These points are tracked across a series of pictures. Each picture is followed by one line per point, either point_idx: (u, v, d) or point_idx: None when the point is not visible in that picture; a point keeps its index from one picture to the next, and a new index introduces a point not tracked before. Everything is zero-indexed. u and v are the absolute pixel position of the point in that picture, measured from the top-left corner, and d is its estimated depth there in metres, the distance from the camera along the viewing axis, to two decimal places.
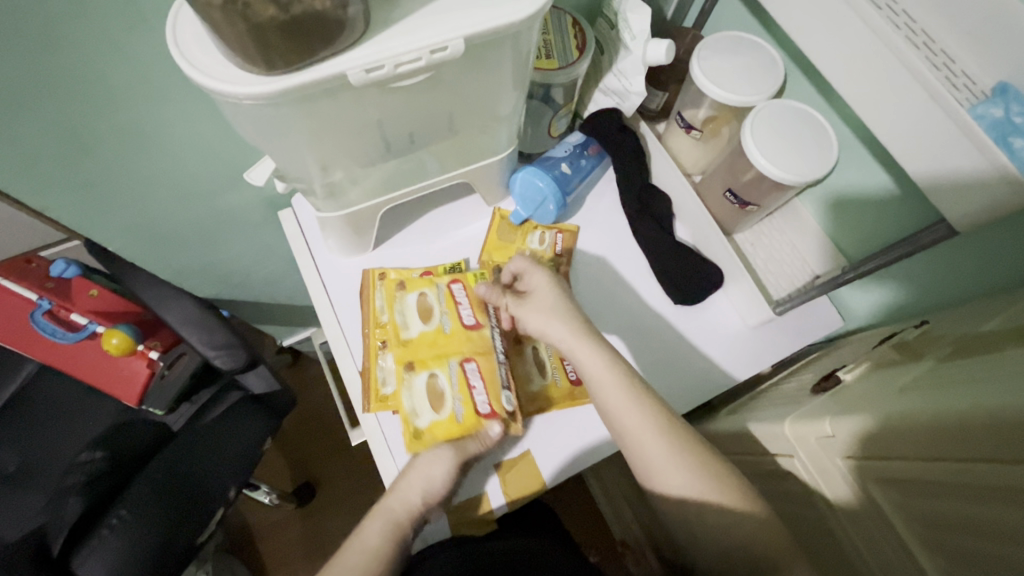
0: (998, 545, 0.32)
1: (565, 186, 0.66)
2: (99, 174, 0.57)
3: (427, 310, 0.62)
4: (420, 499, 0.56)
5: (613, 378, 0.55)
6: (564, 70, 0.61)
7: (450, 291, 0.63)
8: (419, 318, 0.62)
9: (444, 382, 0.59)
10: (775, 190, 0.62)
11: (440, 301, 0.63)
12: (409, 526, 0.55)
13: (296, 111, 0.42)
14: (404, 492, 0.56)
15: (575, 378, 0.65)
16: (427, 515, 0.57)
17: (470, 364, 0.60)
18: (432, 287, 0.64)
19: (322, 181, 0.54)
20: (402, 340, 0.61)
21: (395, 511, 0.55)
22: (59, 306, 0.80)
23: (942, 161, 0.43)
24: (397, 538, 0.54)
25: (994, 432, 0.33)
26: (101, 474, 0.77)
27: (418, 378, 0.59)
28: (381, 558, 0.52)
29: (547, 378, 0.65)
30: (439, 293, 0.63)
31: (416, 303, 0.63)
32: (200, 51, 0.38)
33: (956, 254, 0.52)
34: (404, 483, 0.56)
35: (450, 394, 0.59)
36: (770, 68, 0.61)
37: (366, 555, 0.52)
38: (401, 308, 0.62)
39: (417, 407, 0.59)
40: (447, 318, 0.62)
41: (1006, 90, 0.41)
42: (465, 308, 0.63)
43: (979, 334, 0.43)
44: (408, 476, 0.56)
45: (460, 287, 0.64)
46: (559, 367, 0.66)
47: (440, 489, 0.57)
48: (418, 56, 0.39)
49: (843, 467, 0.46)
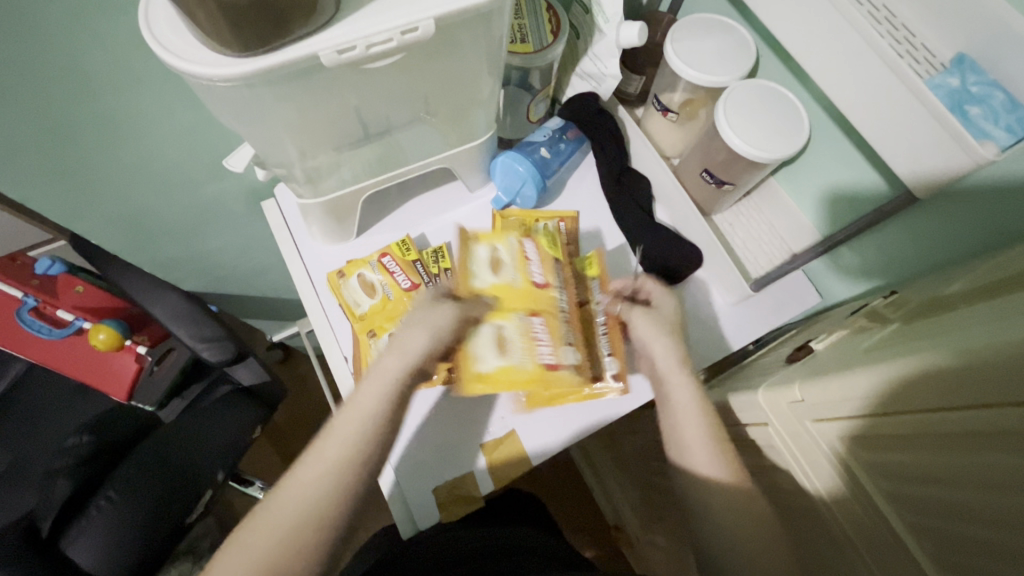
0: (956, 490, 0.35)
1: (545, 170, 0.67)
2: (80, 164, 0.58)
3: (370, 287, 0.65)
4: (389, 388, 0.50)
5: (697, 424, 0.54)
6: (539, 53, 0.61)
7: (382, 264, 0.66)
8: (366, 294, 0.65)
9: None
10: (749, 169, 0.63)
11: (378, 275, 0.65)
12: (402, 386, 0.51)
13: (272, 94, 0.43)
14: (369, 390, 0.50)
15: (593, 374, 0.62)
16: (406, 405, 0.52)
17: None
18: (368, 264, 0.66)
19: (302, 167, 0.54)
20: (358, 316, 0.64)
21: (388, 371, 0.50)
22: (45, 303, 0.80)
23: (904, 133, 0.44)
24: (389, 399, 0.50)
25: (945, 383, 0.35)
26: (91, 458, 0.75)
27: (379, 340, 0.62)
28: (365, 450, 0.47)
29: (508, 358, 0.54)
30: (373, 268, 0.65)
31: (359, 283, 0.65)
32: (174, 34, 0.38)
33: (919, 225, 0.53)
34: (370, 376, 0.51)
35: None
36: (742, 49, 0.62)
37: (326, 459, 0.46)
38: (346, 289, 0.65)
39: (381, 360, 0.62)
40: (388, 288, 0.64)
41: (962, 61, 0.42)
42: (399, 274, 0.65)
43: (942, 297, 0.44)
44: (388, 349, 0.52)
45: (389, 257, 0.66)
46: (528, 346, 0.55)
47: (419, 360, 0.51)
48: (389, 37, 0.40)
49: (812, 428, 0.49)
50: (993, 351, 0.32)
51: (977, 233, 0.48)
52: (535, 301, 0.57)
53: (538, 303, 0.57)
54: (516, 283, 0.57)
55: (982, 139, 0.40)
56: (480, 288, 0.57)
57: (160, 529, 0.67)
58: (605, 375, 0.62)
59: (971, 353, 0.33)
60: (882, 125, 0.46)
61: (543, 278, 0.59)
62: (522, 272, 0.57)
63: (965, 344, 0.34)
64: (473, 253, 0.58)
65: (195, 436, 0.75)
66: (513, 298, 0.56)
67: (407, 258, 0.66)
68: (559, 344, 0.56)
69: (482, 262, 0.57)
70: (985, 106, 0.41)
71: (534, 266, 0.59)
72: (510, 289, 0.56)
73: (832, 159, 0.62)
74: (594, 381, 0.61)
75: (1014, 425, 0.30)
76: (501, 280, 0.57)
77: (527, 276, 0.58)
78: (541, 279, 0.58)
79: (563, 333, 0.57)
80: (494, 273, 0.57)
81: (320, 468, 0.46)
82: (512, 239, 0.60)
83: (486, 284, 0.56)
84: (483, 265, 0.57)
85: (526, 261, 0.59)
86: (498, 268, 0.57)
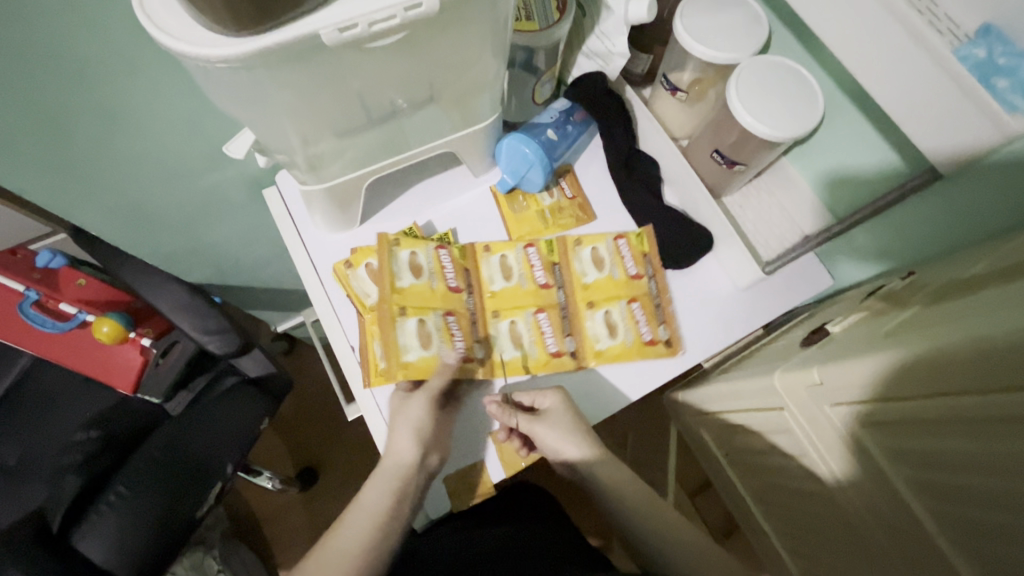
0: (980, 475, 0.35)
1: (552, 153, 0.66)
2: (78, 155, 0.56)
3: (416, 268, 0.63)
4: (412, 445, 0.57)
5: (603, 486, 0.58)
6: (545, 32, 0.59)
7: (438, 255, 0.64)
8: (411, 273, 0.62)
9: (431, 327, 0.62)
10: (761, 149, 0.62)
11: (429, 261, 0.64)
12: (410, 475, 0.56)
13: (272, 76, 0.41)
14: (398, 446, 0.57)
15: (648, 337, 0.66)
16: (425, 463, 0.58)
17: (452, 317, 0.63)
18: (423, 246, 0.64)
19: (304, 153, 0.53)
20: (396, 289, 0.61)
21: (390, 463, 0.56)
22: (48, 296, 0.80)
23: (926, 109, 0.43)
24: (399, 489, 0.55)
25: (961, 367, 0.34)
26: (98, 453, 0.79)
27: (409, 322, 0.61)
28: (387, 515, 0.54)
29: (429, 351, 0.61)
30: (428, 254, 0.64)
31: (409, 260, 0.63)
32: (168, 15, 0.37)
33: (940, 204, 0.52)
34: (394, 434, 0.58)
35: (436, 338, 0.61)
36: (754, 25, 0.60)
37: (371, 513, 0.53)
38: (394, 260, 0.62)
39: (408, 344, 0.60)
40: (435, 277, 0.63)
41: (988, 30, 0.38)
42: (451, 273, 0.65)
43: (965, 278, 0.43)
44: (396, 424, 0.58)
45: (446, 252, 0.65)
46: (446, 340, 0.62)
47: (427, 427, 0.58)
48: (392, 14, 0.38)
49: (829, 412, 0.48)
50: (1010, 336, 0.31)
51: (1001, 212, 0.47)
52: (628, 290, 0.67)
53: (633, 292, 0.67)
54: (613, 276, 0.67)
55: (1010, 113, 0.38)
56: (581, 282, 0.67)
57: (172, 523, 0.67)
58: (660, 338, 0.66)
59: (987, 337, 0.32)
60: (903, 101, 0.44)
61: (637, 269, 0.68)
62: (527, 278, 0.66)
63: (981, 326, 0.33)
64: (576, 254, 0.67)
65: (207, 430, 0.75)
66: (610, 287, 0.67)
67: (461, 262, 0.66)
68: (655, 324, 0.66)
69: (586, 261, 0.67)
70: (1015, 78, 0.38)
71: (538, 269, 0.67)
72: (609, 280, 0.67)
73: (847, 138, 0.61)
74: (647, 344, 0.66)
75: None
76: (603, 275, 0.67)
77: (624, 269, 0.67)
78: (635, 270, 0.68)
79: (635, 314, 0.66)
80: (506, 279, 0.66)
81: (361, 520, 0.53)
82: (609, 237, 0.68)
83: (591, 280, 0.67)
84: (586, 263, 0.67)
85: (532, 266, 0.67)
86: (600, 265, 0.67)
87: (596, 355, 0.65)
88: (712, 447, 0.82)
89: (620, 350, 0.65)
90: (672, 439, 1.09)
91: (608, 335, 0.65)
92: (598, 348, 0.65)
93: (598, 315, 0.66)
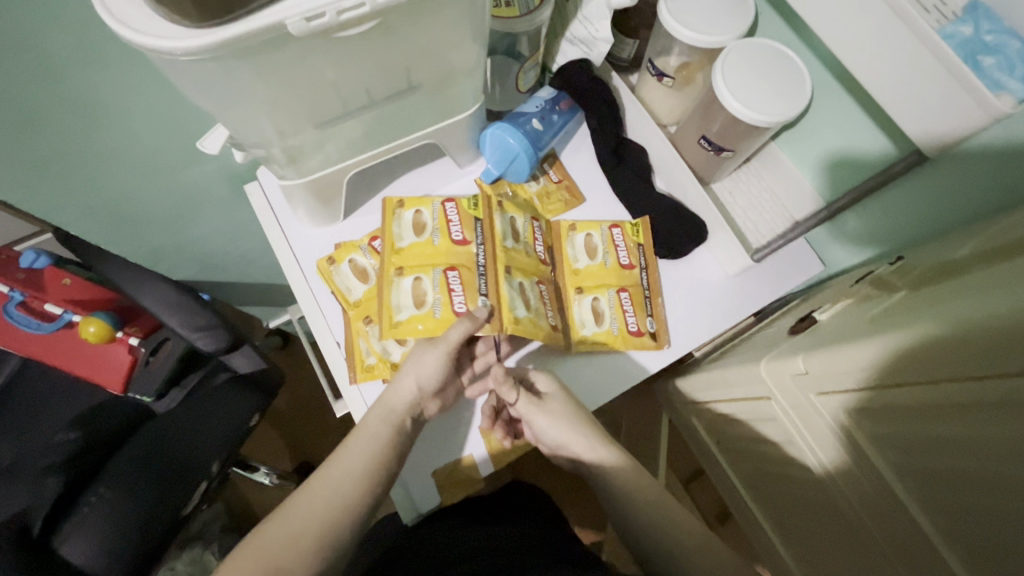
0: (962, 460, 0.34)
1: (537, 142, 0.65)
2: (52, 153, 0.55)
3: (420, 225, 0.62)
4: (415, 388, 0.55)
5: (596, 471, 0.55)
6: (526, 17, 0.58)
7: (444, 210, 0.62)
8: (413, 231, 0.62)
9: (427, 286, 0.58)
10: (749, 134, 0.61)
11: (434, 218, 0.62)
12: (407, 417, 0.54)
13: (241, 68, 0.40)
14: (399, 386, 0.54)
15: (635, 327, 0.65)
16: (422, 407, 0.56)
17: (454, 273, 0.59)
18: (429, 204, 0.63)
19: (281, 146, 0.52)
20: (396, 250, 0.61)
21: (392, 402, 0.53)
22: (32, 297, 0.79)
23: (911, 88, 0.42)
24: (398, 425, 0.53)
25: (943, 352, 0.34)
26: (81, 453, 0.77)
27: (405, 282, 0.59)
28: (382, 457, 0.50)
29: (422, 308, 0.58)
30: (434, 211, 0.62)
31: (412, 219, 0.62)
32: (128, 6, 0.36)
33: (928, 187, 0.51)
34: (398, 374, 0.55)
35: (432, 297, 0.58)
36: (739, 6, 0.59)
37: (378, 443, 0.50)
38: (397, 221, 0.62)
39: (401, 303, 0.58)
40: (438, 233, 0.61)
41: (976, 6, 0.39)
42: (455, 225, 0.61)
43: (952, 262, 0.42)
44: (403, 367, 0.55)
45: (453, 206, 0.62)
46: (444, 299, 0.58)
47: (436, 377, 0.56)
48: (360, 2, 0.37)
49: (816, 400, 0.48)
50: (995, 320, 0.30)
51: (991, 193, 0.46)
52: (619, 279, 0.66)
53: (623, 281, 0.66)
54: (605, 263, 0.67)
55: (996, 91, 0.38)
56: (572, 268, 0.67)
57: (155, 522, 0.67)
58: (646, 330, 0.65)
59: (968, 322, 0.32)
60: (888, 83, 0.43)
61: (630, 259, 0.67)
62: (532, 247, 0.65)
63: (962, 312, 0.33)
64: (569, 240, 0.68)
65: (193, 428, 0.75)
66: (601, 274, 0.66)
67: (470, 212, 0.62)
68: (643, 314, 0.65)
69: (579, 247, 0.67)
70: (1000, 55, 0.38)
71: (539, 242, 0.66)
72: (600, 268, 0.66)
73: (837, 122, 0.59)
74: (632, 334, 0.65)
75: (1017, 395, 0.29)
76: (595, 263, 0.67)
77: (616, 258, 0.67)
78: (627, 261, 0.67)
79: (623, 304, 0.65)
80: (515, 240, 0.63)
81: (356, 461, 0.48)
82: (604, 225, 0.68)
83: (582, 266, 0.67)
84: (578, 250, 0.67)
85: (534, 237, 0.66)
86: (593, 253, 0.67)
87: (581, 340, 0.64)
88: (704, 435, 0.82)
89: (603, 338, 0.64)
90: (665, 429, 1.09)
91: (593, 322, 0.65)
92: (584, 333, 0.64)
93: (586, 301, 0.65)
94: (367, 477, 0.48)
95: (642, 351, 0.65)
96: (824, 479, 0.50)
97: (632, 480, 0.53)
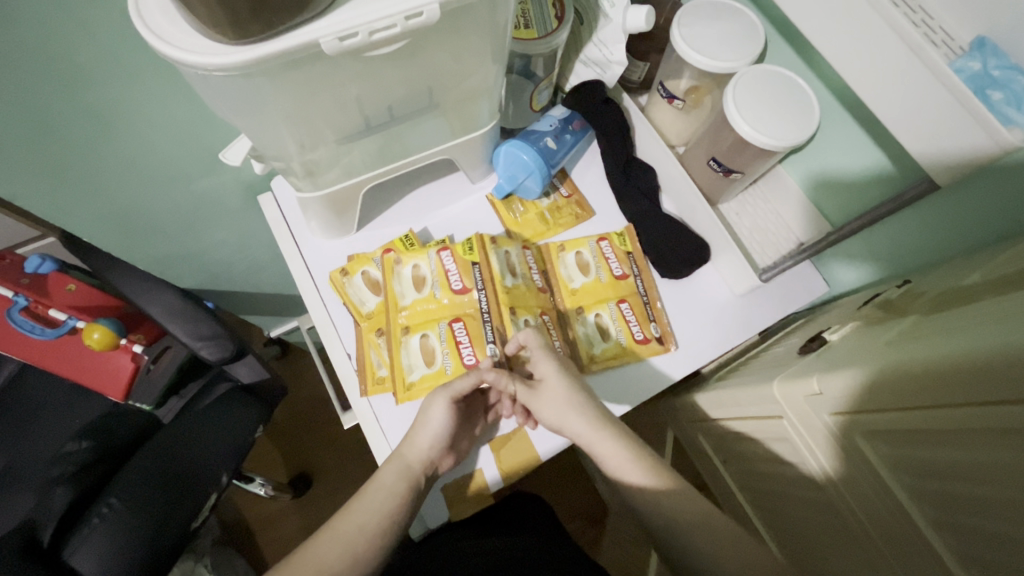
0: (980, 485, 0.35)
1: (550, 159, 0.66)
2: (70, 161, 0.55)
3: (419, 280, 0.62)
4: (429, 445, 0.56)
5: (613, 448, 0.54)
6: (544, 40, 0.60)
7: (440, 259, 0.62)
8: (413, 287, 0.62)
9: (435, 341, 0.61)
10: (758, 158, 0.62)
11: (432, 270, 0.62)
12: (421, 473, 0.56)
13: (270, 84, 0.41)
14: (414, 441, 0.56)
15: (640, 337, 0.66)
16: (437, 465, 0.58)
17: (458, 324, 0.61)
18: (425, 256, 0.63)
19: (301, 159, 0.53)
20: (399, 308, 0.61)
21: (409, 457, 0.56)
22: (37, 302, 0.78)
23: (921, 120, 0.43)
24: (412, 481, 0.55)
25: (961, 378, 0.34)
26: (90, 464, 0.75)
27: (413, 340, 0.61)
28: (394, 513, 0.52)
29: (434, 366, 0.60)
30: (431, 262, 0.62)
31: (411, 274, 0.63)
32: (165, 23, 0.37)
33: (937, 213, 0.52)
34: (412, 432, 0.56)
35: (440, 351, 0.60)
36: (750, 33, 0.61)
37: (387, 497, 0.53)
38: (397, 279, 0.63)
39: (412, 363, 0.61)
40: (438, 285, 0.62)
41: (983, 43, 0.41)
42: (454, 275, 0.62)
43: (961, 288, 0.44)
44: (415, 427, 0.56)
45: (449, 254, 0.63)
46: (452, 352, 0.60)
47: (446, 433, 0.57)
48: (392, 22, 0.38)
49: (830, 423, 0.48)
50: (1009, 354, 0.31)
51: (998, 219, 0.47)
52: (617, 291, 0.67)
53: (622, 292, 0.67)
54: (600, 278, 0.67)
55: (1006, 126, 0.39)
56: (568, 288, 0.67)
57: (163, 537, 0.65)
58: (652, 336, 0.66)
59: (989, 347, 0.32)
60: (898, 113, 0.44)
61: (622, 269, 0.68)
62: (529, 277, 0.65)
63: (982, 338, 0.34)
64: (560, 260, 0.68)
65: (201, 440, 0.74)
66: (597, 289, 0.67)
67: (467, 258, 0.62)
68: (646, 322, 0.66)
69: (572, 266, 0.68)
70: (1008, 90, 0.40)
71: (534, 271, 0.66)
72: (596, 284, 0.67)
73: (843, 150, 0.61)
74: (640, 343, 0.66)
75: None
76: (590, 279, 0.67)
77: (609, 271, 0.68)
78: (620, 271, 0.68)
79: (625, 315, 0.66)
80: (513, 276, 0.63)
81: (366, 517, 0.51)
82: (592, 240, 0.69)
83: (578, 285, 0.67)
84: (572, 269, 0.68)
85: (529, 266, 0.66)
86: (585, 270, 0.68)
87: (592, 359, 0.65)
88: (710, 454, 0.82)
89: (614, 352, 0.65)
90: (667, 445, 1.09)
91: (601, 338, 0.66)
92: (594, 352, 0.65)
93: (589, 319, 0.66)
94: (372, 535, 0.49)
95: (650, 370, 0.66)
96: (834, 498, 0.51)
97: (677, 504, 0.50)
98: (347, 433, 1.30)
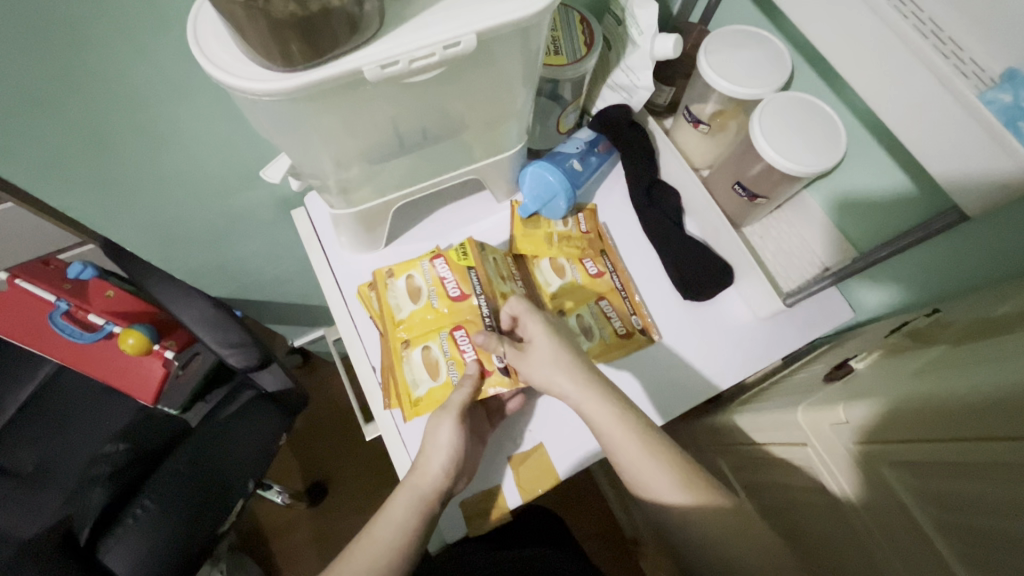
0: (1009, 523, 0.34)
1: (575, 181, 0.67)
2: (120, 175, 0.59)
3: (414, 290, 0.63)
4: (441, 470, 0.56)
5: (625, 431, 0.53)
6: (573, 65, 0.61)
7: (434, 268, 0.63)
8: (409, 298, 0.63)
9: (437, 352, 0.60)
10: (783, 182, 0.62)
11: (427, 280, 0.63)
12: (436, 501, 0.56)
13: (312, 107, 0.43)
14: (426, 467, 0.56)
15: (623, 330, 0.67)
16: (452, 490, 0.58)
17: (460, 332, 0.60)
18: (418, 267, 0.64)
19: (336, 178, 0.55)
20: (396, 321, 0.62)
21: (422, 486, 0.56)
22: (78, 308, 0.82)
23: (950, 150, 0.43)
24: (427, 508, 0.55)
25: (990, 410, 0.34)
26: (130, 464, 0.79)
27: (414, 353, 0.61)
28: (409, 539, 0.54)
29: (439, 379, 0.60)
30: (425, 272, 0.63)
31: (405, 285, 0.63)
32: (222, 50, 0.39)
33: (966, 241, 0.52)
34: (424, 459, 0.57)
35: (444, 362, 0.60)
36: (777, 61, 0.61)
37: (397, 525, 0.54)
38: (390, 291, 0.64)
39: (417, 377, 0.60)
40: (435, 294, 0.62)
41: (1015, 75, 0.41)
42: (451, 282, 0.62)
43: (992, 318, 0.43)
44: (425, 452, 0.57)
45: (443, 261, 0.63)
46: (458, 363, 0.60)
47: (456, 451, 0.57)
48: (432, 51, 0.40)
49: (854, 451, 0.48)
50: None
51: None
52: (595, 289, 0.68)
53: (599, 290, 0.68)
54: (576, 278, 0.68)
55: None
56: (547, 292, 0.67)
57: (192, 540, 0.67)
58: (634, 328, 0.67)
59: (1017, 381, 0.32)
60: (926, 143, 0.44)
61: (597, 268, 0.69)
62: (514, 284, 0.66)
63: (1014, 371, 0.33)
64: (537, 267, 0.69)
65: (227, 444, 0.76)
66: (574, 291, 0.68)
67: (462, 264, 0.62)
68: (627, 315, 0.67)
69: (548, 271, 0.68)
70: None
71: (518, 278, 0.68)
72: (573, 284, 0.68)
73: (869, 176, 0.61)
74: (624, 337, 0.66)
75: None
76: (567, 280, 0.68)
77: (585, 271, 0.69)
78: (596, 270, 0.69)
79: (606, 311, 0.67)
80: (502, 279, 0.64)
81: (383, 538, 0.53)
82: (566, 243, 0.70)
83: (555, 288, 0.67)
84: (548, 273, 0.68)
85: (512, 273, 0.67)
86: (562, 272, 0.68)
87: None
88: (731, 477, 0.81)
89: (600, 350, 0.65)
90: None
91: (585, 337, 0.66)
92: None
93: (572, 320, 0.66)
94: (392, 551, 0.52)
95: (672, 391, 0.66)
96: (858, 530, 0.50)
97: (708, 521, 0.51)
98: (365, 444, 1.31)
